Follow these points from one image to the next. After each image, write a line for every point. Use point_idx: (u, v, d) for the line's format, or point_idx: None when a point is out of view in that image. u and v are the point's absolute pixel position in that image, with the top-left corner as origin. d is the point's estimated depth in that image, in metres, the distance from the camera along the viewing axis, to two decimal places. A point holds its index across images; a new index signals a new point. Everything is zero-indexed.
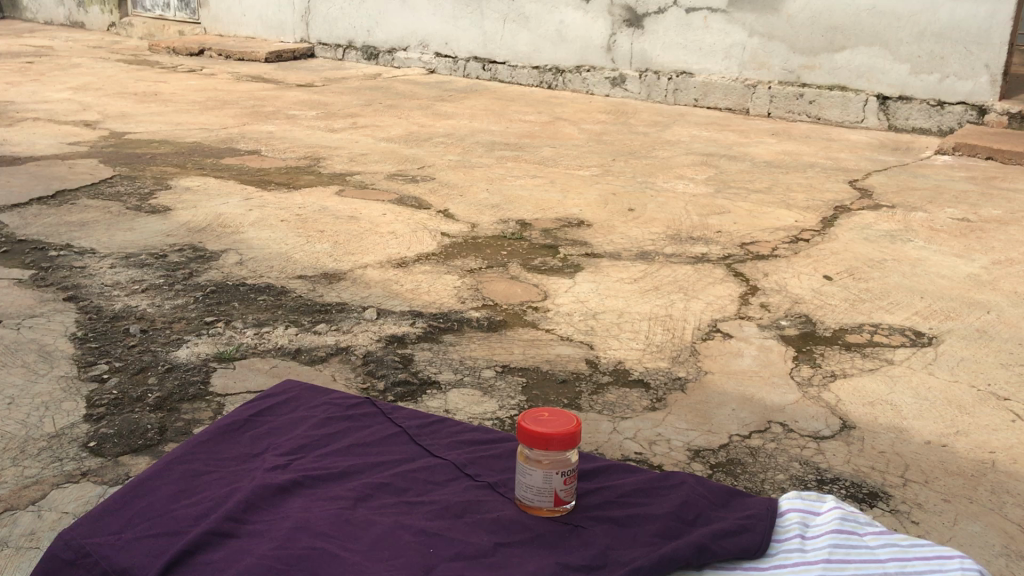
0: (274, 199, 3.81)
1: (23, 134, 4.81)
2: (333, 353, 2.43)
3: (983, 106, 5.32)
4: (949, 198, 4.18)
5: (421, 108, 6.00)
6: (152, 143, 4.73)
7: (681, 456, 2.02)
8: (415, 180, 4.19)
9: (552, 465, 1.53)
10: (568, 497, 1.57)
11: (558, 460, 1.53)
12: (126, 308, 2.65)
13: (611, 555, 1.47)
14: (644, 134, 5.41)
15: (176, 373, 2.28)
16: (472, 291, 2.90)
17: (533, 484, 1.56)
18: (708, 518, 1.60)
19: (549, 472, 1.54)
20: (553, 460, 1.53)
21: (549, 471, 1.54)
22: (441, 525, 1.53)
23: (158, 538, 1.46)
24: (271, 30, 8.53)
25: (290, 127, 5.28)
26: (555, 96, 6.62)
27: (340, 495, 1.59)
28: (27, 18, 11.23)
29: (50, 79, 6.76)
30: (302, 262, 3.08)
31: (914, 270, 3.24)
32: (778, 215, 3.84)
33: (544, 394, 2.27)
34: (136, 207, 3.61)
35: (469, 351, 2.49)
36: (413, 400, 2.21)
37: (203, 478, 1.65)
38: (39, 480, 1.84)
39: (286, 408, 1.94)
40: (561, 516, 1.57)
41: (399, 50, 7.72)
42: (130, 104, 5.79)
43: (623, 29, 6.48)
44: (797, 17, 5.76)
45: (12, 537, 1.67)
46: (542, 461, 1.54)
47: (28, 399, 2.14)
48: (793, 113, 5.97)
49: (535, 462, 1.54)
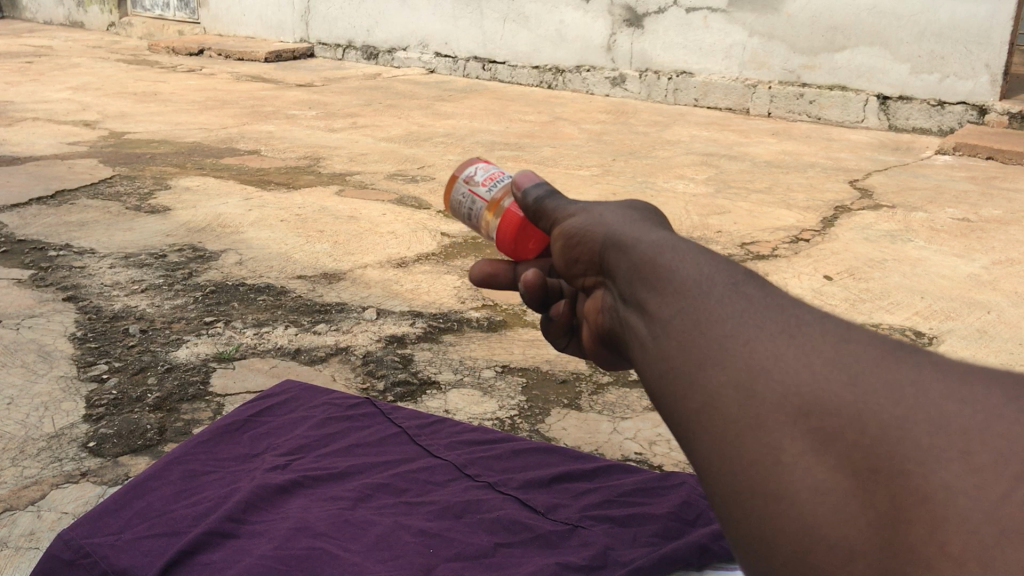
0: (274, 199, 3.81)
1: (23, 134, 4.80)
2: (333, 352, 2.43)
3: (983, 106, 5.32)
4: (949, 198, 4.18)
5: (422, 108, 6.00)
6: (152, 143, 4.73)
7: (681, 456, 2.04)
8: (415, 180, 4.19)
9: (448, 202, 1.44)
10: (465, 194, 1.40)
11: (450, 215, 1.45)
12: (125, 308, 2.64)
13: (612, 555, 1.45)
14: (645, 134, 5.40)
15: (175, 373, 2.28)
16: (473, 291, 2.89)
17: (485, 166, 1.39)
18: (709, 518, 1.60)
19: (451, 192, 1.42)
20: (473, 223, 1.40)
21: (462, 196, 1.40)
22: (441, 525, 1.52)
23: (158, 538, 1.45)
24: (271, 30, 8.52)
25: (289, 127, 5.27)
26: (556, 96, 6.61)
27: (340, 496, 1.59)
28: (26, 18, 11.25)
29: (50, 79, 6.75)
30: (301, 262, 3.08)
31: (914, 270, 3.24)
32: (778, 215, 3.83)
33: (544, 395, 2.27)
34: (134, 207, 3.60)
35: (469, 351, 2.48)
36: (413, 400, 2.21)
37: (203, 479, 1.65)
38: (39, 481, 1.83)
39: (285, 408, 1.94)
40: (454, 183, 1.42)
41: (399, 50, 7.77)
42: (129, 104, 5.78)
43: (623, 30, 6.49)
44: (797, 17, 5.76)
45: (11, 537, 1.67)
46: (493, 216, 1.36)
47: (28, 399, 2.13)
48: (793, 113, 5.96)
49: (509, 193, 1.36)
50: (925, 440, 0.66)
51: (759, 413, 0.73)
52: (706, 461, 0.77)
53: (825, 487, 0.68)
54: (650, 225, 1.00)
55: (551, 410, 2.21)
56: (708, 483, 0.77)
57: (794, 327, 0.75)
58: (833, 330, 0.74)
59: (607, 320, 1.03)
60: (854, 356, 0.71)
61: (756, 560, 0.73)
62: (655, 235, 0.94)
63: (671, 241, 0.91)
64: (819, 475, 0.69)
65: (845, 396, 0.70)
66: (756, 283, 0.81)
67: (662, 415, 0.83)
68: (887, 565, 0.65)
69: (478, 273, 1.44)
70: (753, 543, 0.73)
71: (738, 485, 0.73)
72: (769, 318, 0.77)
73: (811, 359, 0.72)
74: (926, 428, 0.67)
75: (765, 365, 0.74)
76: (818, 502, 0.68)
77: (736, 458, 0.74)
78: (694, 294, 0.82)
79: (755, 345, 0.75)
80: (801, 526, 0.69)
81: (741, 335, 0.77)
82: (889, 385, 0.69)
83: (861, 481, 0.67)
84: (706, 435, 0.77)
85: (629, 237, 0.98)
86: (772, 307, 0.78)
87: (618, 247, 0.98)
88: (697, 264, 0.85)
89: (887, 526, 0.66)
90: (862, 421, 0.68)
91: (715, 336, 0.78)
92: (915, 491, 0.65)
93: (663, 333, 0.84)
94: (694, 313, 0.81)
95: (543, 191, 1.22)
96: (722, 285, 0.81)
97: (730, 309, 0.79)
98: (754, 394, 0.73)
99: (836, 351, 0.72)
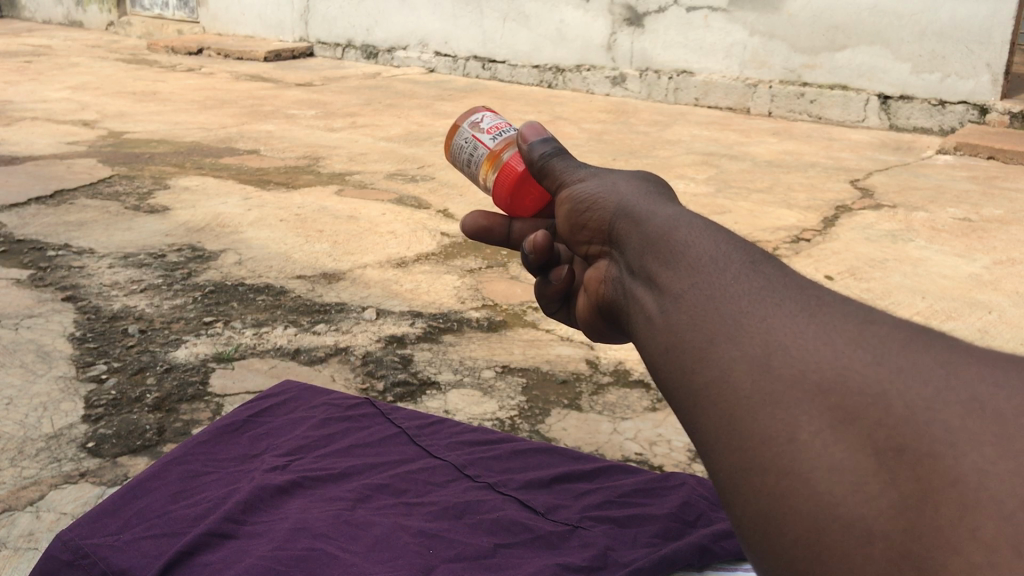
0: (273, 199, 3.80)
1: (22, 134, 4.79)
2: (333, 352, 2.42)
3: (984, 106, 5.32)
4: (950, 198, 4.17)
5: (422, 108, 5.99)
6: (151, 143, 4.72)
7: (681, 456, 2.04)
8: (415, 180, 4.18)
9: (449, 147, 1.50)
10: (470, 135, 1.45)
11: (450, 161, 1.52)
12: (125, 308, 2.63)
13: (612, 556, 1.45)
14: (645, 134, 5.38)
15: (174, 373, 2.27)
16: (473, 291, 2.89)
17: (492, 116, 1.45)
18: (709, 519, 1.60)
19: (455, 137, 1.48)
20: (472, 171, 1.46)
21: (466, 139, 1.46)
22: (440, 526, 1.51)
23: (157, 539, 1.45)
24: (270, 30, 8.50)
25: (289, 126, 5.26)
26: (556, 96, 6.60)
27: (340, 496, 1.58)
28: (26, 17, 11.24)
29: (49, 79, 6.74)
30: (301, 262, 3.07)
31: (915, 270, 3.23)
32: (778, 215, 3.82)
33: (544, 395, 2.27)
34: (133, 207, 3.59)
35: (469, 351, 2.47)
36: (412, 400, 2.20)
37: (203, 479, 1.64)
38: (38, 481, 1.83)
39: (285, 408, 1.94)
40: (460, 125, 1.47)
41: (398, 49, 7.76)
42: (128, 104, 5.77)
43: (623, 29, 6.48)
44: (797, 17, 5.75)
45: (10, 537, 1.66)
46: (491, 167, 1.41)
47: (27, 399, 2.12)
48: (794, 113, 5.95)
49: (510, 146, 1.41)
50: (955, 422, 0.65)
51: (776, 390, 0.72)
52: (717, 440, 0.76)
53: (844, 465, 0.67)
54: (664, 200, 1.01)
55: (551, 410, 2.20)
56: (717, 462, 0.76)
57: (816, 309, 0.75)
58: (857, 315, 0.74)
59: (611, 292, 1.03)
60: (880, 340, 0.71)
61: (766, 541, 0.71)
62: (672, 211, 0.95)
63: (688, 219, 0.92)
64: (839, 453, 0.67)
65: (868, 376, 0.69)
66: (776, 268, 0.81)
67: (671, 395, 0.82)
68: (909, 546, 0.64)
69: (471, 223, 1.46)
70: (763, 522, 0.71)
71: (749, 462, 0.72)
72: (790, 300, 0.77)
73: (834, 339, 0.72)
74: (955, 412, 0.65)
75: (785, 342, 0.74)
76: (836, 480, 0.67)
77: (749, 434, 0.73)
78: (711, 272, 0.82)
79: (774, 323, 0.75)
80: (817, 505, 0.67)
81: (759, 313, 0.77)
82: (916, 368, 0.69)
83: (884, 461, 0.66)
84: (717, 411, 0.76)
85: (643, 210, 0.99)
86: (794, 291, 0.78)
87: (633, 223, 0.99)
88: (716, 243, 0.85)
89: (911, 507, 0.64)
90: (886, 401, 0.67)
91: (731, 313, 0.78)
92: (942, 473, 0.64)
93: (675, 309, 0.84)
94: (715, 291, 0.81)
95: (550, 148, 1.22)
96: (740, 265, 0.82)
97: (748, 288, 0.79)
98: (770, 370, 0.73)
99: (861, 333, 0.72)
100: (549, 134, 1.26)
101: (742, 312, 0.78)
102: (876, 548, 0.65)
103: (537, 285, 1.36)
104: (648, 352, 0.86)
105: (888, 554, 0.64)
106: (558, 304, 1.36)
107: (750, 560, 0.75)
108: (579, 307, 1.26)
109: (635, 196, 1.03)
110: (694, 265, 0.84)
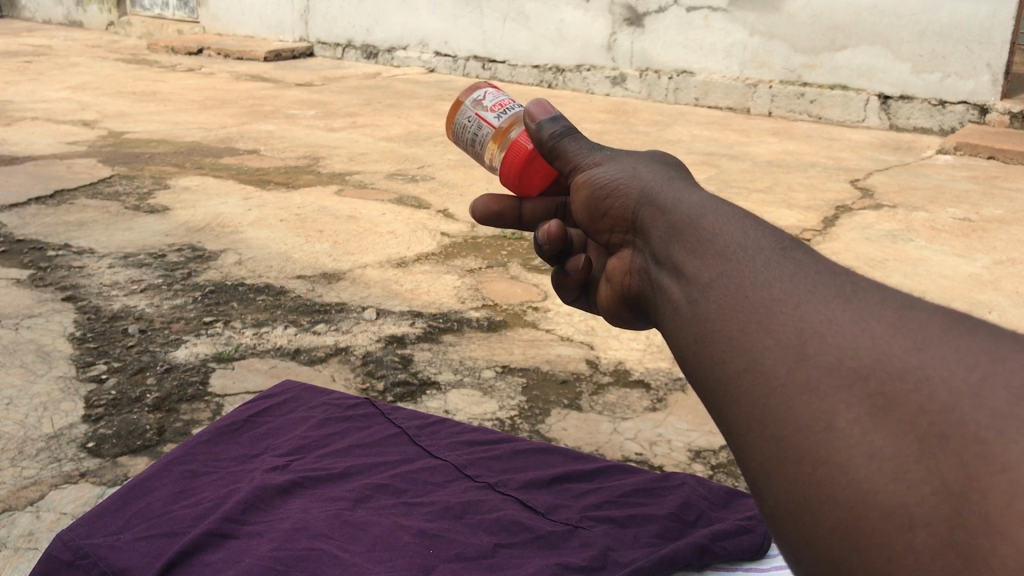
0: (273, 199, 3.80)
1: (22, 134, 4.78)
2: (333, 353, 2.42)
3: (984, 106, 5.33)
4: (951, 198, 4.16)
5: (422, 108, 5.98)
6: (151, 143, 4.71)
7: (681, 456, 2.04)
8: (415, 180, 4.18)
9: (451, 125, 1.49)
10: (470, 111, 1.44)
11: (452, 139, 1.51)
12: (125, 308, 2.63)
13: (612, 556, 1.44)
14: (645, 134, 5.38)
15: (174, 373, 2.27)
16: (472, 291, 2.89)
17: (495, 93, 1.43)
18: (709, 519, 1.60)
19: (457, 115, 1.46)
20: (476, 149, 1.45)
21: (467, 117, 1.45)
22: (441, 526, 1.51)
23: (157, 539, 1.44)
24: (270, 29, 8.48)
25: (289, 126, 5.26)
26: (556, 96, 6.60)
27: (339, 496, 1.58)
28: (26, 16, 11.29)
29: (48, 79, 6.72)
30: (301, 262, 3.07)
31: (916, 270, 3.23)
32: (779, 215, 3.81)
33: (544, 394, 2.27)
34: (133, 207, 3.59)
35: (469, 351, 2.47)
36: (412, 400, 2.20)
37: (203, 479, 1.64)
38: (38, 481, 1.83)
39: (285, 408, 1.94)
40: (457, 103, 1.47)
41: (398, 49, 7.78)
42: (129, 104, 5.76)
43: (623, 29, 6.48)
44: (797, 16, 5.74)
45: (10, 537, 1.66)
46: (497, 145, 1.40)
47: (27, 399, 2.12)
48: (794, 112, 5.95)
49: (516, 123, 1.39)
50: (1002, 408, 0.64)
51: (813, 378, 0.72)
52: (749, 429, 0.76)
53: (883, 451, 0.67)
54: (688, 186, 1.01)
55: (551, 410, 2.20)
56: (749, 452, 0.76)
57: (850, 295, 0.75)
58: (893, 303, 0.74)
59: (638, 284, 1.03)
60: (919, 325, 0.71)
61: (800, 530, 0.71)
62: (698, 197, 0.96)
63: (717, 207, 0.91)
64: (878, 439, 0.67)
65: (908, 361, 0.69)
66: (808, 254, 0.82)
67: (700, 384, 0.83)
68: (952, 533, 0.63)
69: (481, 206, 1.47)
70: (796, 512, 0.71)
71: (785, 450, 0.72)
72: (824, 285, 0.77)
73: (872, 325, 0.72)
74: (1003, 398, 0.65)
75: (820, 329, 0.74)
76: (875, 469, 0.67)
77: (783, 423, 0.73)
78: (741, 260, 0.83)
79: (808, 310, 0.76)
80: (855, 495, 0.67)
81: (792, 300, 0.77)
82: (959, 353, 0.68)
83: (925, 448, 0.65)
84: (751, 401, 0.76)
85: (668, 198, 0.99)
86: (828, 278, 0.78)
87: (658, 210, 0.99)
88: (744, 230, 0.86)
89: (955, 495, 0.63)
90: (928, 388, 0.67)
91: (764, 301, 0.78)
92: (990, 460, 0.63)
93: (704, 298, 0.84)
94: (746, 279, 0.81)
95: (560, 128, 1.21)
96: (771, 251, 0.82)
97: (780, 274, 0.79)
98: (806, 358, 0.73)
99: (898, 318, 0.72)
100: (557, 113, 1.24)
101: (776, 301, 0.78)
102: (917, 538, 0.64)
103: (553, 276, 1.36)
104: (678, 342, 0.87)
105: (928, 542, 0.64)
106: (577, 293, 1.36)
107: (784, 552, 0.74)
108: (600, 296, 1.25)
109: (662, 182, 1.03)
110: (726, 255, 0.84)
